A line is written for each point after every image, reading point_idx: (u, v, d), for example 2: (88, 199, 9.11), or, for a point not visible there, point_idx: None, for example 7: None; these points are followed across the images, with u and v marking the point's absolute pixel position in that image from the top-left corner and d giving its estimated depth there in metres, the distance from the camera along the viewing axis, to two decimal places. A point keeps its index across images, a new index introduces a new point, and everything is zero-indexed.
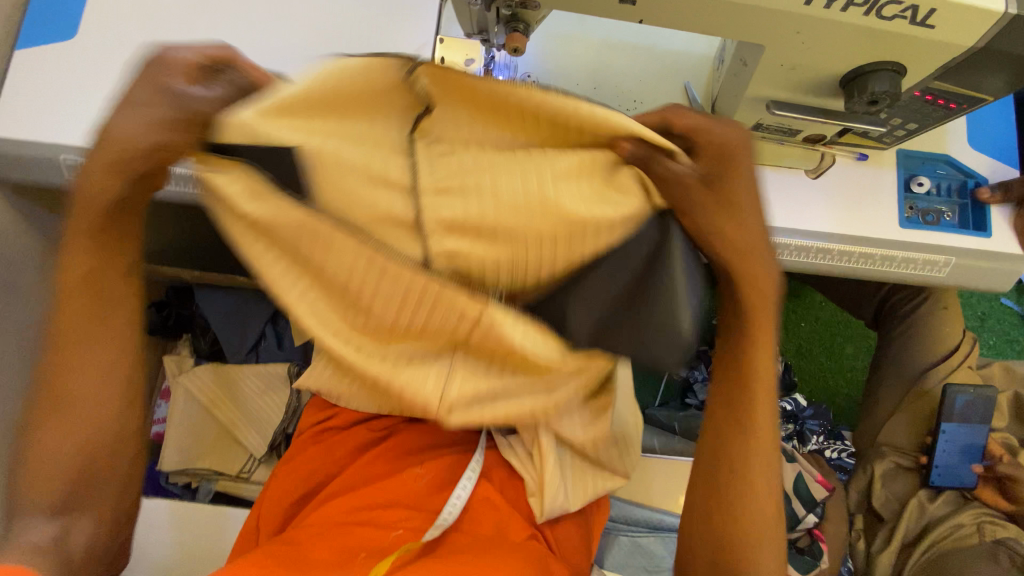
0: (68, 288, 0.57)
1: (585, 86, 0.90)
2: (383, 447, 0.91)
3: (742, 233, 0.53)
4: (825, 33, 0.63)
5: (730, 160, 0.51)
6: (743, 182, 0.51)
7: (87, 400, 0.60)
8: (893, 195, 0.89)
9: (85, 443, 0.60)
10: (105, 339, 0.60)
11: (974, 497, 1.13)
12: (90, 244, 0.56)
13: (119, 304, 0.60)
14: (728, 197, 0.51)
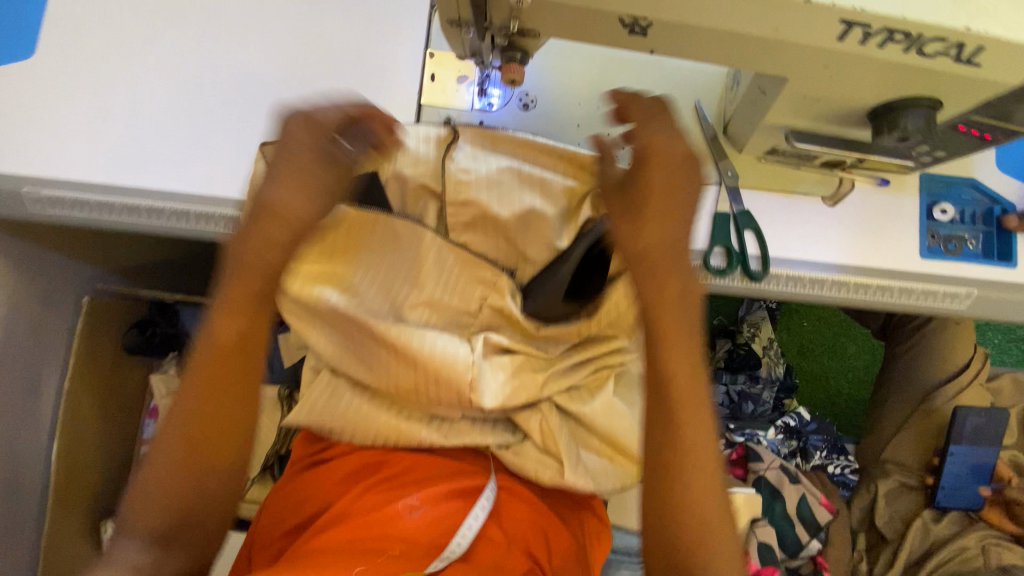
0: (215, 350, 0.68)
1: (588, 105, 0.85)
2: (377, 478, 0.83)
3: (657, 232, 0.66)
4: (859, 68, 0.57)
5: (648, 175, 0.66)
6: (659, 196, 0.66)
7: (212, 452, 0.67)
8: (915, 223, 0.83)
9: (202, 482, 0.67)
10: (235, 396, 0.69)
11: (980, 518, 1.12)
12: (244, 312, 0.69)
13: (257, 366, 0.70)
14: (645, 201, 0.66)
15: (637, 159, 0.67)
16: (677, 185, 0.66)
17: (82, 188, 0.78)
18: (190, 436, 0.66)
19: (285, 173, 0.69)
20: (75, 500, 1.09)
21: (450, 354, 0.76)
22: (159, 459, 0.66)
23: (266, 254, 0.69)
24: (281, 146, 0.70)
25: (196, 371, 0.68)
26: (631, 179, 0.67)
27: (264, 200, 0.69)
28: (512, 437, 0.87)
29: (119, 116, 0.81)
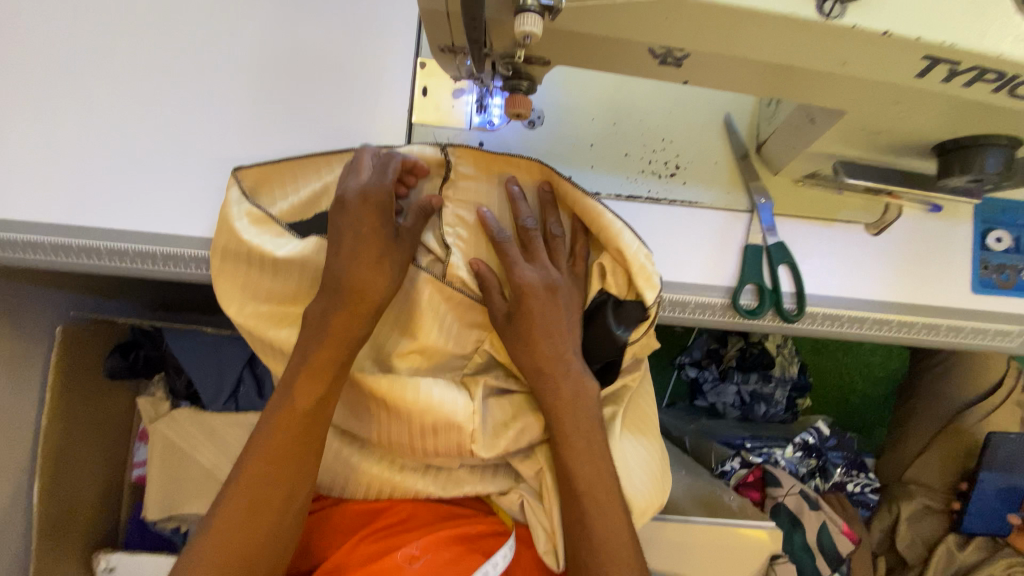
0: (290, 416, 0.64)
1: (602, 121, 0.75)
2: (373, 527, 0.77)
3: (543, 355, 0.68)
4: (934, 105, 0.48)
5: (525, 306, 0.67)
6: (540, 327, 0.68)
7: (266, 529, 0.63)
8: (965, 252, 0.75)
9: (249, 562, 0.62)
10: (296, 470, 0.65)
11: (1007, 544, 1.07)
12: (322, 380, 0.64)
13: (319, 439, 0.66)
14: (529, 331, 0.68)
15: (513, 296, 0.68)
16: (552, 316, 0.68)
17: (35, 227, 0.70)
18: (245, 506, 0.63)
19: (359, 251, 0.64)
20: (66, 534, 1.05)
21: (450, 404, 0.70)
22: (217, 528, 0.63)
23: (344, 330, 0.64)
24: (340, 225, 0.64)
25: (266, 439, 0.64)
26: (514, 308, 0.68)
27: (339, 278, 0.64)
28: (513, 482, 0.80)
29: (70, 147, 0.72)
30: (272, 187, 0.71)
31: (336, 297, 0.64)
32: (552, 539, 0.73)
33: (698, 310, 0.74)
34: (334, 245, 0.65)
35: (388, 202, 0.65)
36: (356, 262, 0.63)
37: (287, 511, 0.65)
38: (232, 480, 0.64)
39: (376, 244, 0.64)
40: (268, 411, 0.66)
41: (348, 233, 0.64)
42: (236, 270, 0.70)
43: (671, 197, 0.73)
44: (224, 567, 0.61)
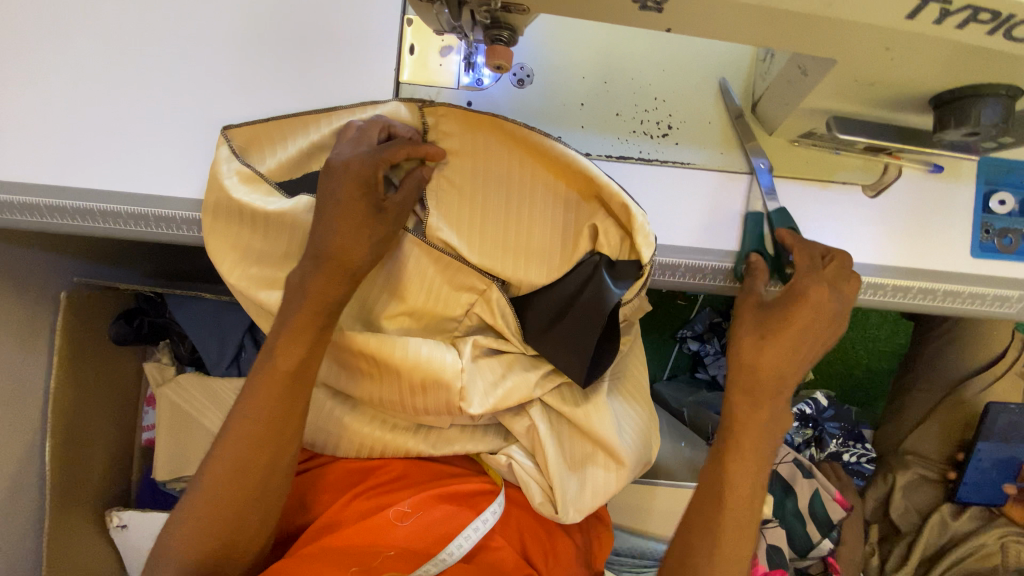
0: (271, 379, 0.66)
1: (593, 80, 0.73)
2: (365, 485, 0.78)
3: (767, 370, 0.61)
4: (927, 51, 0.46)
5: (794, 310, 0.61)
6: (786, 336, 0.61)
7: (252, 489, 0.65)
8: (966, 216, 0.73)
9: (239, 519, 0.65)
10: (279, 432, 0.66)
11: (1002, 514, 1.07)
12: (304, 340, 0.66)
13: (301, 400, 0.67)
14: (777, 330, 0.61)
15: (789, 293, 0.63)
16: (814, 335, 0.61)
17: (29, 189, 0.71)
18: (231, 466, 0.65)
19: (338, 219, 0.64)
20: (81, 492, 1.10)
21: (437, 361, 0.72)
22: (206, 483, 0.65)
23: (321, 295, 0.65)
24: (325, 192, 0.65)
25: (250, 401, 0.66)
26: (783, 304, 0.62)
27: (321, 245, 0.65)
28: (503, 442, 0.81)
29: (60, 110, 0.72)
30: (261, 145, 0.71)
31: (318, 268, 0.65)
32: (548, 490, 0.75)
33: (689, 274, 0.73)
34: (319, 212, 0.66)
35: (372, 176, 0.64)
36: (335, 229, 0.64)
37: (272, 468, 0.67)
38: (220, 441, 0.66)
39: (355, 213, 0.64)
40: (253, 373, 0.67)
41: (332, 199, 0.65)
42: (227, 228, 0.71)
43: (663, 158, 0.72)
44: (215, 524, 0.64)
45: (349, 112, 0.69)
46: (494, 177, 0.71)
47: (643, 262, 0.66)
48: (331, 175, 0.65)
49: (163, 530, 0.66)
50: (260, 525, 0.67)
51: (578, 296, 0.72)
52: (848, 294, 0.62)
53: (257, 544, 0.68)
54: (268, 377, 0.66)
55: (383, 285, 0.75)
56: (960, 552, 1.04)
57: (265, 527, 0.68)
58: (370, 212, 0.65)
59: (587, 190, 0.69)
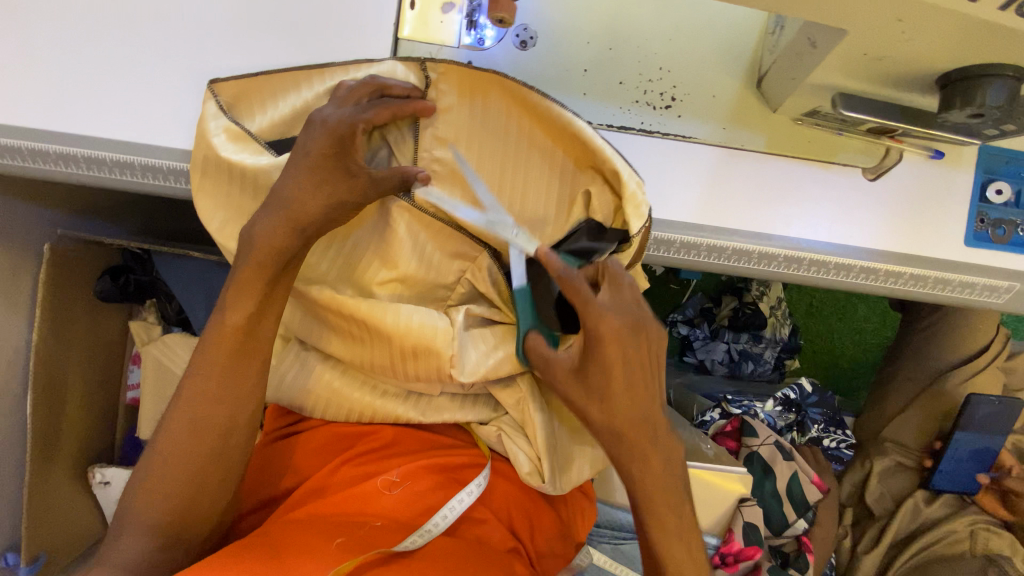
0: (222, 334, 0.67)
1: (599, 45, 0.71)
2: (354, 451, 0.79)
3: (625, 420, 0.58)
4: (936, 23, 0.45)
5: (604, 356, 0.58)
6: (619, 375, 0.58)
7: (210, 448, 0.66)
8: (962, 204, 0.72)
9: (200, 479, 0.66)
10: (234, 390, 0.67)
11: (973, 502, 1.10)
12: (251, 296, 0.66)
13: (255, 356, 0.69)
14: (605, 383, 0.58)
15: (587, 344, 0.59)
16: (638, 359, 0.59)
17: (11, 134, 0.69)
18: (189, 423, 0.66)
19: (301, 172, 0.62)
20: (62, 446, 1.09)
21: (429, 328, 0.72)
22: (165, 444, 0.66)
23: (271, 247, 0.64)
24: (299, 143, 0.63)
25: (201, 362, 0.67)
26: (589, 358, 0.59)
27: (282, 199, 0.63)
28: (493, 413, 0.81)
29: (44, 53, 0.69)
30: (251, 101, 0.69)
31: (277, 225, 0.63)
32: (536, 461, 0.75)
33: (684, 251, 0.72)
34: (290, 163, 0.64)
35: (347, 137, 0.62)
36: (297, 182, 0.62)
37: (233, 429, 0.68)
38: (173, 404, 0.67)
39: (323, 171, 0.63)
40: (205, 334, 0.68)
41: (302, 152, 0.63)
42: (216, 184, 0.69)
43: (665, 130, 0.71)
44: (176, 483, 0.65)
45: (344, 70, 0.67)
46: (491, 141, 0.70)
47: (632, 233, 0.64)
48: (308, 129, 0.63)
49: (124, 497, 0.66)
50: (224, 487, 0.68)
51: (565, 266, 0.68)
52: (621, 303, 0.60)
53: (222, 507, 0.69)
54: (215, 331, 0.67)
55: (375, 250, 0.74)
56: (930, 538, 1.06)
57: (229, 488, 0.69)
58: (340, 173, 0.63)
59: (586, 157, 0.68)
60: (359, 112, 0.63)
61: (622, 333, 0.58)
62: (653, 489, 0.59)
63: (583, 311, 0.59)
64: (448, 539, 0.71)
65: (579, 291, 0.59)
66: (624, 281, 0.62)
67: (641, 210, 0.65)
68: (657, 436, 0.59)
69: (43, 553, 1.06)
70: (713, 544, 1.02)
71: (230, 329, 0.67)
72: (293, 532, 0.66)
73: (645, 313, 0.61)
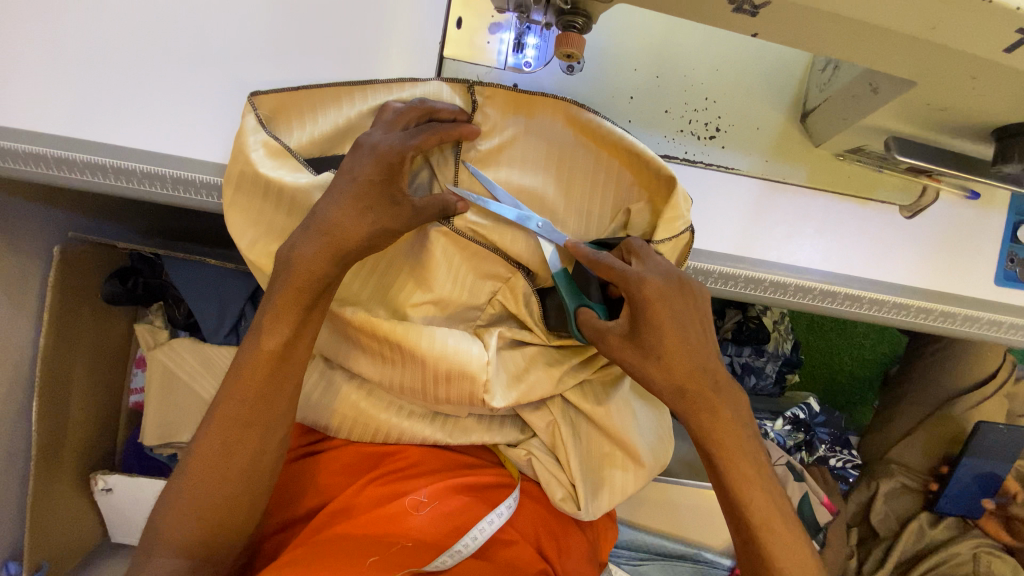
0: (257, 360, 0.63)
1: (646, 73, 0.71)
2: (380, 470, 0.77)
3: (686, 371, 0.58)
4: (1012, 83, 0.45)
5: (653, 317, 0.58)
6: (671, 333, 0.58)
7: (241, 468, 0.63)
8: (993, 244, 0.74)
9: (231, 499, 0.63)
10: (268, 413, 0.64)
11: (976, 525, 1.13)
12: (287, 320, 0.62)
13: (288, 379, 0.65)
14: (660, 342, 0.58)
15: (634, 310, 0.59)
16: (686, 312, 0.59)
17: (38, 142, 0.66)
18: (219, 446, 0.63)
19: (347, 196, 0.60)
20: (65, 454, 1.06)
21: (464, 353, 0.70)
22: (193, 468, 0.63)
23: (309, 272, 0.60)
24: (345, 167, 0.61)
25: (233, 382, 0.64)
26: (639, 322, 0.59)
27: (323, 222, 0.60)
28: (522, 435, 0.81)
29: (77, 60, 0.67)
30: (290, 116, 0.67)
31: (317, 248, 0.60)
32: (570, 487, 0.75)
33: (721, 281, 0.72)
34: (333, 186, 0.62)
35: (397, 163, 0.61)
36: (341, 207, 0.60)
37: (263, 451, 0.64)
38: (205, 423, 0.64)
39: (367, 196, 0.60)
40: (239, 354, 0.65)
41: (348, 177, 0.61)
42: (249, 200, 0.67)
43: (708, 160, 0.71)
44: (203, 508, 0.62)
45: (388, 88, 0.66)
46: (533, 165, 0.70)
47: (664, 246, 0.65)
48: (355, 151, 0.62)
49: (151, 518, 0.64)
50: (251, 511, 0.65)
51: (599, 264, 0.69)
52: (658, 263, 0.60)
53: (248, 532, 0.66)
54: (248, 355, 0.64)
55: (410, 271, 0.73)
56: (936, 560, 1.09)
57: (256, 512, 0.66)
58: (384, 200, 0.61)
59: (628, 179, 0.68)
60: (407, 138, 0.61)
61: (664, 289, 0.59)
62: (726, 467, 0.60)
63: (622, 283, 0.59)
64: (480, 563, 0.69)
65: (612, 266, 0.60)
66: (653, 251, 0.62)
67: (677, 224, 0.65)
68: (726, 416, 0.60)
69: (45, 562, 1.03)
70: (729, 565, 1.00)
71: (265, 353, 0.63)
72: (324, 555, 0.65)
73: (678, 270, 0.62)
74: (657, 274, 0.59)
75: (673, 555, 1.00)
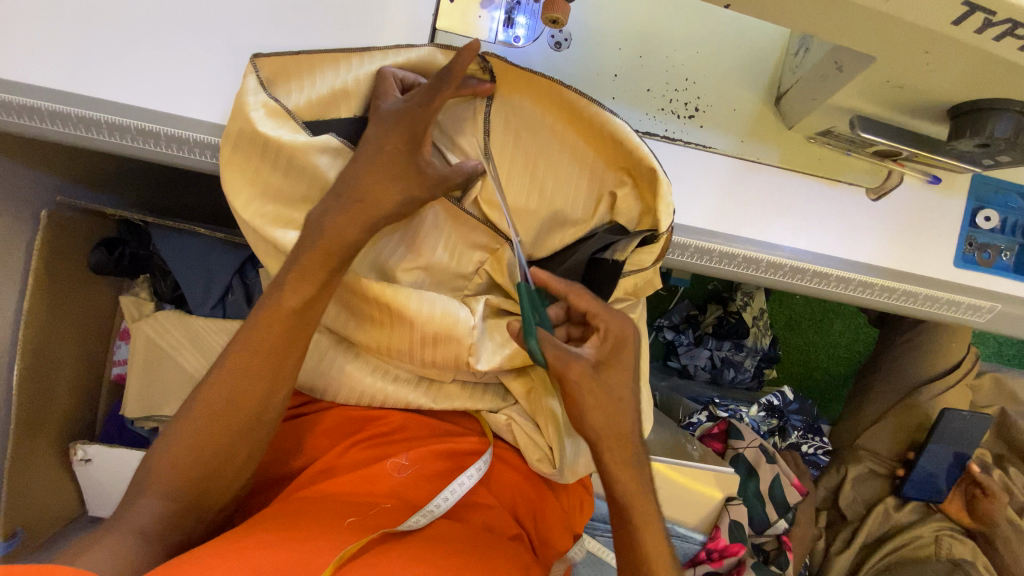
0: (277, 317, 0.64)
1: (629, 53, 0.75)
2: (364, 434, 0.79)
3: (630, 413, 0.64)
4: (962, 58, 0.48)
5: (621, 357, 0.63)
6: (628, 374, 0.64)
7: (240, 426, 0.64)
8: (953, 228, 0.78)
9: (227, 450, 0.64)
10: (276, 369, 0.65)
11: (939, 510, 1.17)
12: (317, 281, 0.64)
13: (302, 342, 0.66)
14: (621, 381, 0.63)
15: (608, 348, 0.62)
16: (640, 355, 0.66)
17: (36, 94, 0.68)
18: (226, 398, 0.64)
19: (370, 165, 0.63)
20: (48, 420, 1.06)
21: (451, 317, 0.72)
22: (197, 412, 0.64)
23: (341, 243, 0.63)
24: (371, 136, 0.64)
25: (251, 334, 0.65)
26: (605, 359, 0.62)
27: (349, 184, 0.64)
28: (504, 402, 0.83)
29: (76, 17, 0.69)
30: (288, 79, 0.69)
31: (343, 212, 0.63)
32: (547, 449, 0.78)
33: (697, 256, 0.75)
34: (359, 153, 0.64)
35: (421, 132, 0.62)
36: (368, 173, 0.63)
37: (265, 409, 0.66)
38: (216, 369, 0.66)
39: (395, 163, 0.63)
40: (258, 309, 0.66)
41: (374, 145, 0.63)
42: (246, 159, 0.68)
43: (687, 139, 0.74)
44: (201, 455, 0.63)
45: (385, 54, 0.68)
46: (528, 138, 0.71)
47: (659, 230, 0.68)
48: (379, 121, 0.63)
49: (147, 456, 0.65)
50: (247, 464, 0.67)
51: (577, 249, 0.74)
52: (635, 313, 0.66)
53: (240, 485, 0.68)
54: (262, 309, 0.65)
55: (400, 237, 0.74)
56: (898, 542, 1.14)
57: (252, 465, 0.68)
58: (409, 168, 0.64)
59: (620, 162, 0.70)
60: (425, 98, 0.60)
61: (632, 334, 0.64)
62: None
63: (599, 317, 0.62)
64: (453, 524, 0.71)
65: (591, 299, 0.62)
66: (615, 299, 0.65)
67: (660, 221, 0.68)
68: None
69: (21, 528, 1.02)
70: (701, 540, 1.07)
71: (274, 309, 0.64)
72: (302, 510, 0.66)
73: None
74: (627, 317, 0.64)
75: None
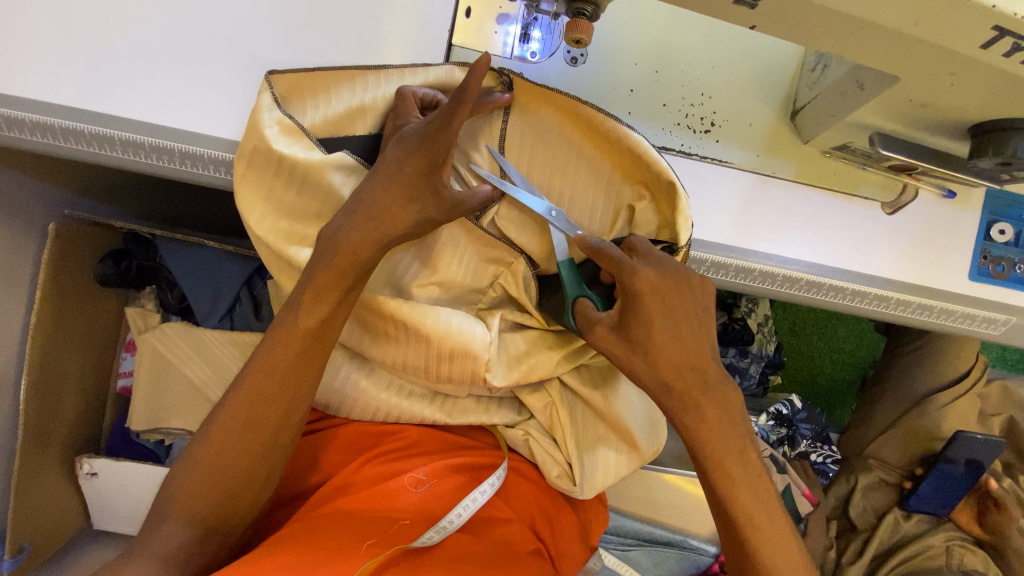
0: (291, 335, 0.64)
1: (645, 68, 0.75)
2: (378, 449, 0.78)
3: (673, 368, 0.59)
4: (986, 79, 0.48)
5: (643, 309, 0.59)
6: (663, 324, 0.59)
7: (260, 446, 0.64)
8: (968, 241, 0.78)
9: (246, 473, 0.63)
10: (294, 388, 0.65)
11: (950, 518, 1.18)
12: (327, 299, 0.63)
13: (316, 360, 0.66)
14: (648, 338, 0.59)
15: (625, 303, 0.61)
16: (678, 307, 0.60)
17: (46, 111, 0.67)
18: (243, 421, 0.63)
19: (389, 183, 0.62)
20: (54, 434, 1.05)
21: (468, 333, 0.71)
22: (214, 436, 0.63)
23: (352, 254, 0.63)
24: (391, 156, 0.63)
25: (266, 353, 0.64)
26: (626, 313, 0.61)
27: (363, 201, 0.63)
28: (520, 417, 0.82)
29: (88, 33, 0.68)
30: (303, 96, 0.68)
31: (360, 228, 0.63)
32: (566, 465, 0.78)
33: (713, 270, 0.75)
34: (376, 171, 0.64)
35: (442, 156, 0.62)
36: (386, 190, 0.62)
37: (282, 429, 0.65)
38: (232, 391, 0.65)
39: (414, 184, 0.63)
40: (272, 328, 0.66)
41: (393, 165, 0.63)
42: (259, 176, 0.68)
43: (702, 153, 0.74)
44: (219, 480, 0.62)
45: (403, 71, 0.67)
46: (546, 152, 0.71)
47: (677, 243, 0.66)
48: (403, 144, 0.63)
49: (165, 482, 0.65)
50: (266, 484, 0.66)
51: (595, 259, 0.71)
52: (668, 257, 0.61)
53: (259, 506, 0.67)
54: (277, 329, 0.65)
55: (415, 253, 0.74)
56: (910, 551, 1.14)
57: (271, 485, 0.67)
58: (427, 189, 0.63)
59: (638, 174, 0.69)
60: (442, 122, 0.59)
61: (658, 282, 0.59)
62: (707, 457, 0.59)
63: (617, 273, 0.61)
64: (470, 539, 0.70)
65: (609, 256, 0.61)
66: (651, 247, 0.63)
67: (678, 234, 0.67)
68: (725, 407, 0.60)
69: (28, 544, 1.01)
70: (714, 553, 1.02)
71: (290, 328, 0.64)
72: (316, 529, 0.65)
73: (681, 269, 0.62)
74: (650, 267, 0.60)
75: (659, 541, 1.02)
